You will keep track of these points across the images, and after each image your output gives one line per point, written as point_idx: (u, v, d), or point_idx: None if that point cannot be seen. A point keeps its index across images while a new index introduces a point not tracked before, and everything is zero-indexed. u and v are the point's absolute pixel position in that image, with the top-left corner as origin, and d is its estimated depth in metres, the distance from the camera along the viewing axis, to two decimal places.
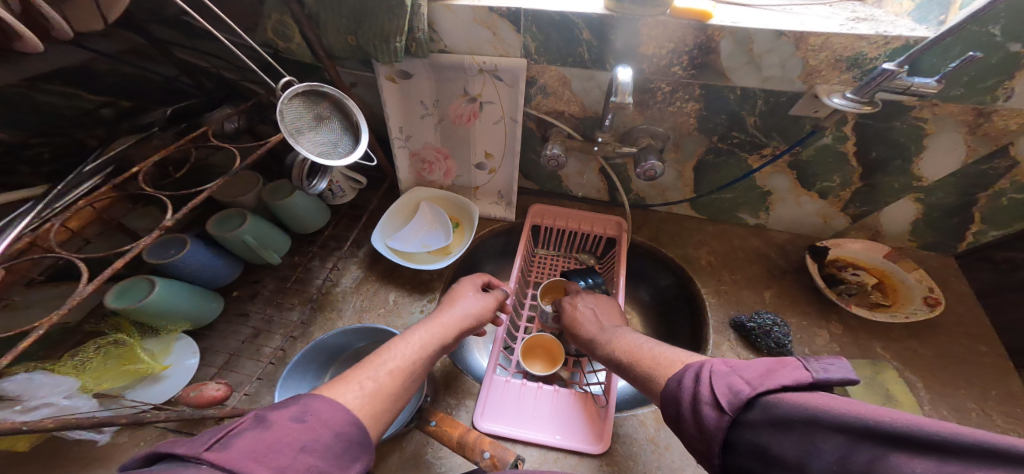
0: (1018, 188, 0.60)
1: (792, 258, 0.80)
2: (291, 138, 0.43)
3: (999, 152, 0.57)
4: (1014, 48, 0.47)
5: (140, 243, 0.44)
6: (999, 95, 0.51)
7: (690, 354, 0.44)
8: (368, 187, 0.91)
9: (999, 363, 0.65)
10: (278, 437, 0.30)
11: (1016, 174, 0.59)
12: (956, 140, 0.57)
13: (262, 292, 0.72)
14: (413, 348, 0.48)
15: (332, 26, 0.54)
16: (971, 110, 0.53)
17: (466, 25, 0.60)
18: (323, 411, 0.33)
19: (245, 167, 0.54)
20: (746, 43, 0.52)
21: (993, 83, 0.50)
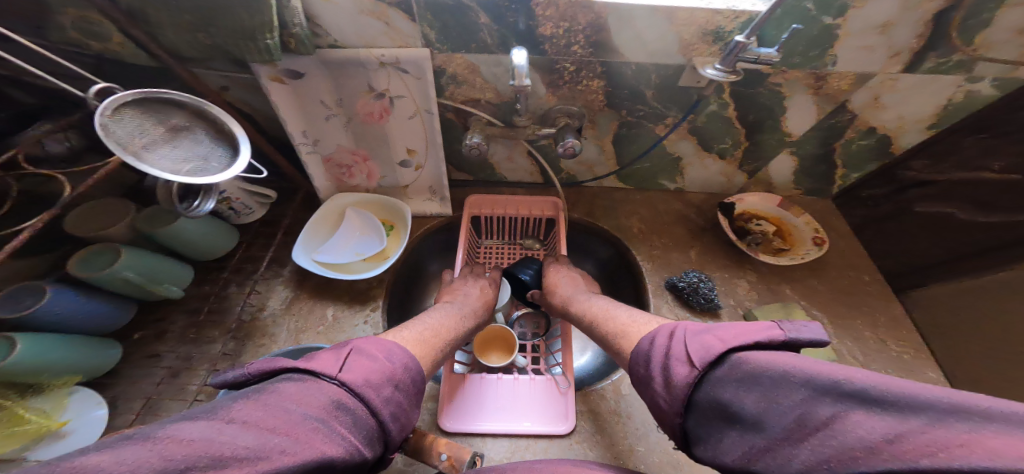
0: (861, 136, 0.70)
1: (709, 216, 0.86)
2: (133, 159, 0.36)
3: (840, 108, 0.65)
4: (826, 21, 0.52)
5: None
6: (826, 61, 0.57)
7: (645, 317, 0.53)
8: (282, 200, 0.83)
9: (876, 285, 0.77)
10: (380, 371, 0.39)
11: (856, 125, 0.68)
12: (808, 105, 0.65)
13: (174, 329, 0.65)
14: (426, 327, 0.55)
15: (175, 23, 0.48)
16: (809, 76, 0.60)
17: (351, 16, 0.54)
18: (401, 357, 0.43)
19: (80, 194, 0.46)
20: (629, 21, 0.53)
21: (819, 53, 0.56)
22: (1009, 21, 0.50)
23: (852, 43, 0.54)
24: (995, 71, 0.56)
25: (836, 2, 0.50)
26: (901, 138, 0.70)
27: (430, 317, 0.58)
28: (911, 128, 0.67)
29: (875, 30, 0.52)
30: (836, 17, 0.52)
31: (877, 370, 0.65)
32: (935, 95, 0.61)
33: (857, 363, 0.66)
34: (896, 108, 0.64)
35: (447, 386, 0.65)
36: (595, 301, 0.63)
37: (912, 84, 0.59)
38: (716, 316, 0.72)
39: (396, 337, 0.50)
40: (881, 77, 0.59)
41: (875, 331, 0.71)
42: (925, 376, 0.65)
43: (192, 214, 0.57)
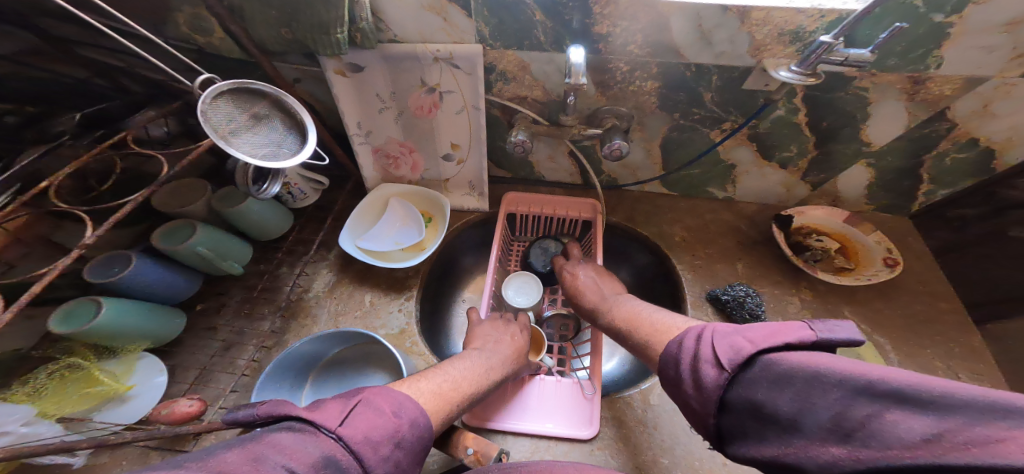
0: (959, 148, 0.63)
1: (760, 229, 0.81)
2: (222, 141, 0.40)
3: (936, 117, 0.58)
4: (939, 18, 0.47)
5: (59, 264, 0.41)
6: (930, 63, 0.51)
7: (683, 320, 0.48)
8: (333, 187, 0.88)
9: (951, 315, 0.69)
10: (384, 428, 0.35)
11: (956, 136, 0.61)
12: (898, 108, 0.58)
13: (230, 304, 0.70)
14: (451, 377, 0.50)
15: (259, 20, 0.51)
16: (906, 79, 0.54)
17: (413, 11, 0.56)
18: (412, 411, 0.39)
19: (175, 173, 0.51)
20: (695, 20, 0.51)
21: (924, 53, 0.51)
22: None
23: (968, 43, 0.49)
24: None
25: (954, 0, 0.45)
26: (1002, 155, 0.62)
27: (467, 363, 0.55)
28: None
29: (999, 28, 0.47)
30: (956, 14, 0.46)
31: None
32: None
33: None
34: (1008, 118, 0.57)
35: None
36: (629, 304, 0.59)
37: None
38: None
39: (430, 381, 0.47)
40: (1000, 79, 0.52)
41: (947, 365, 0.64)
42: None
43: (260, 196, 0.63)
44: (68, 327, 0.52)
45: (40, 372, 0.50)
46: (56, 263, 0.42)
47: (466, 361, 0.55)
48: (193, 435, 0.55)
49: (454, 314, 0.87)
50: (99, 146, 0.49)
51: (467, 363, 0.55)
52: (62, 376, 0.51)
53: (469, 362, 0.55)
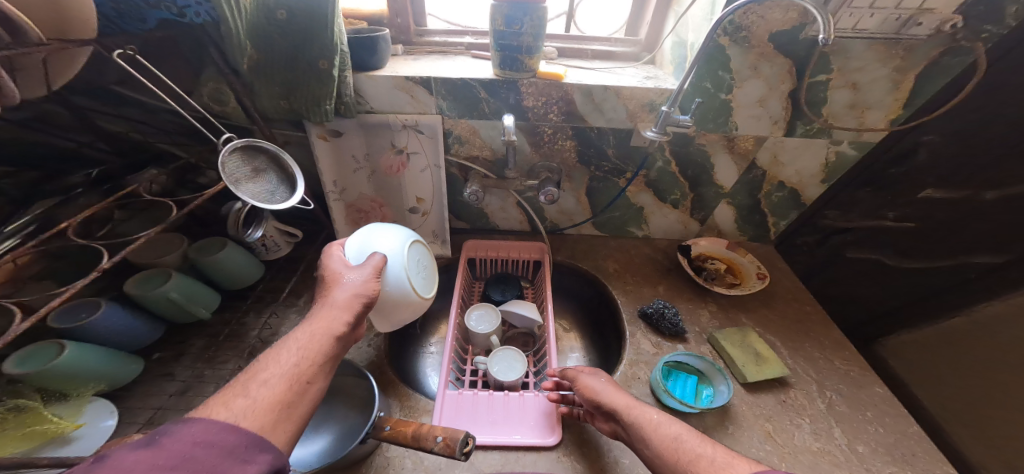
0: (776, 188, 0.88)
1: (672, 258, 1.00)
2: (232, 186, 0.50)
3: (754, 166, 0.84)
4: (724, 97, 0.72)
5: (77, 285, 0.45)
6: (731, 126, 0.76)
7: (727, 452, 0.48)
8: (304, 241, 0.95)
9: (818, 314, 0.88)
10: (132, 463, 0.30)
11: (769, 179, 0.86)
12: (730, 161, 0.83)
13: (191, 351, 0.70)
14: (296, 354, 0.45)
15: (265, 95, 0.64)
16: (723, 137, 0.79)
17: (388, 90, 0.73)
18: (189, 432, 0.34)
19: (180, 217, 0.59)
20: (590, 96, 0.73)
21: (725, 119, 0.75)
22: (839, 100, 0.71)
23: (746, 113, 0.74)
24: (849, 137, 0.76)
25: (725, 83, 0.71)
26: (808, 191, 0.88)
27: (289, 350, 0.45)
28: (811, 181, 0.86)
29: (757, 104, 0.73)
30: (729, 93, 0.72)
31: (830, 388, 0.73)
32: (816, 155, 0.80)
33: (812, 381, 0.75)
34: (793, 165, 0.83)
35: (440, 401, 0.70)
36: (660, 419, 0.55)
37: (796, 145, 0.79)
38: (684, 340, 0.81)
39: (256, 396, 0.40)
40: (774, 138, 0.78)
41: (823, 352, 0.80)
42: (877, 395, 0.73)
43: (244, 239, 0.80)
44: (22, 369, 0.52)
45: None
46: (73, 285, 0.47)
47: (290, 344, 0.46)
48: None
49: (423, 353, 0.92)
50: (111, 197, 0.57)
51: (302, 342, 0.46)
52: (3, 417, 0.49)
53: (293, 350, 0.45)
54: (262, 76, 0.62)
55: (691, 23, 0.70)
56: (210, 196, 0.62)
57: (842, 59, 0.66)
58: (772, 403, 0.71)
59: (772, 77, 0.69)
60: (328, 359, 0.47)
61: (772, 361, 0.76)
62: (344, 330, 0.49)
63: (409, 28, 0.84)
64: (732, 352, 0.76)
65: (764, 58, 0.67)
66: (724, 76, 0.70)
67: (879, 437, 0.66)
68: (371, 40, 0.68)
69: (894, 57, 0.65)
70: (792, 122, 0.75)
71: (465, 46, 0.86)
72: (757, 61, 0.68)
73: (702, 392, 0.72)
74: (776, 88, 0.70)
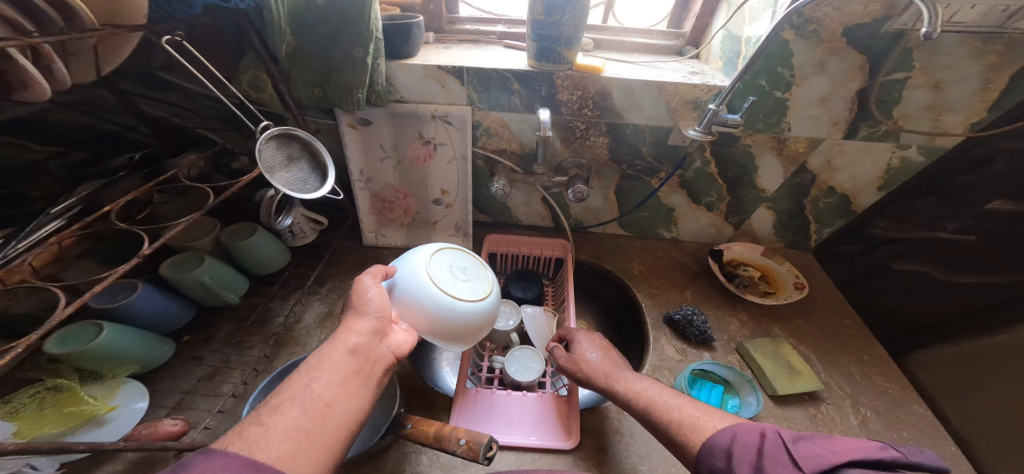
0: (825, 195, 0.84)
1: (701, 262, 0.96)
2: (267, 174, 0.49)
3: (801, 169, 0.79)
4: (778, 95, 0.68)
5: (120, 269, 0.45)
6: (783, 127, 0.72)
7: (710, 412, 0.47)
8: (328, 229, 0.96)
9: (859, 329, 0.83)
10: None
11: (819, 184, 0.82)
12: (775, 163, 0.79)
13: (218, 335, 0.71)
14: (317, 374, 0.42)
15: (298, 82, 0.63)
16: (773, 138, 0.74)
17: (418, 79, 0.71)
18: (203, 468, 0.31)
19: (218, 203, 0.58)
20: (629, 92, 0.69)
21: (777, 120, 0.71)
22: (915, 100, 0.66)
23: (802, 112, 0.69)
24: (918, 141, 0.72)
25: (783, 81, 0.66)
26: (861, 198, 0.83)
27: (313, 370, 0.42)
28: (866, 188, 0.81)
29: (817, 102, 0.68)
30: (786, 91, 0.67)
31: (867, 405, 0.70)
32: (876, 160, 0.76)
33: (847, 397, 0.71)
34: (848, 170, 0.78)
35: (458, 394, 0.71)
36: (637, 380, 0.55)
37: (854, 148, 0.74)
38: (712, 349, 0.78)
39: (273, 424, 0.36)
40: (830, 141, 0.73)
41: (862, 368, 0.76)
42: (916, 413, 0.68)
43: (273, 225, 0.78)
44: (60, 348, 0.54)
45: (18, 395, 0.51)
46: (116, 269, 0.46)
47: (313, 364, 0.43)
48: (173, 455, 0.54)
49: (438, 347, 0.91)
50: (151, 182, 0.57)
51: (320, 361, 0.43)
52: (42, 396, 0.52)
53: (313, 371, 0.42)
54: (297, 62, 0.61)
55: (747, 15, 0.65)
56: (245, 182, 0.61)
57: (928, 55, 0.61)
58: (802, 417, 0.67)
59: (839, 74, 0.65)
60: (352, 377, 0.43)
61: (806, 374, 0.72)
62: (364, 344, 0.46)
63: (442, 16, 0.82)
64: (764, 364, 0.73)
65: (832, 53, 0.62)
66: (783, 72, 0.65)
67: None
68: (407, 27, 0.66)
69: (990, 54, 0.60)
70: (855, 124, 0.70)
71: (498, 36, 0.83)
72: (824, 57, 0.63)
73: (727, 402, 0.69)
74: (844, 86, 0.66)
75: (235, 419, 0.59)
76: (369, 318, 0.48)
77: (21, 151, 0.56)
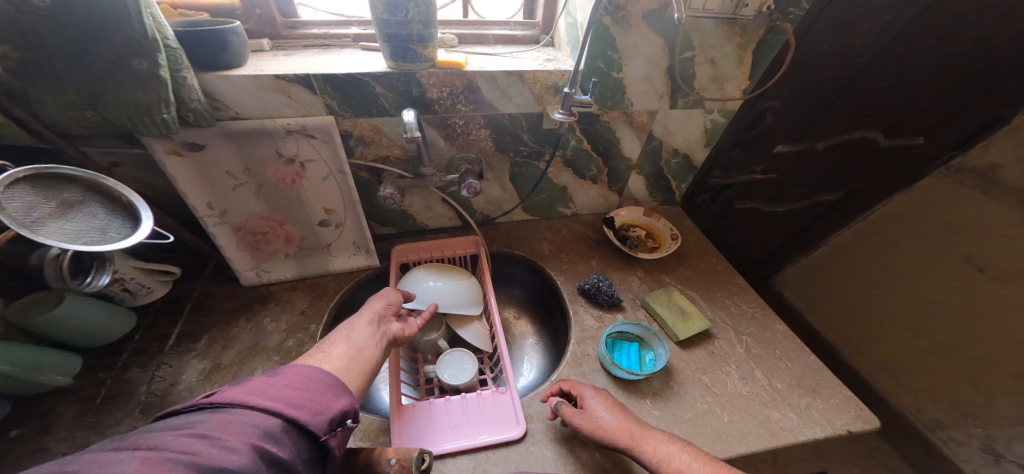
0: (672, 155, 0.94)
1: (601, 231, 1.03)
2: (25, 232, 0.38)
3: (652, 138, 0.88)
4: (615, 76, 0.74)
5: None
6: (627, 103, 0.79)
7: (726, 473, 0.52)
8: (193, 279, 0.81)
9: (723, 265, 0.97)
10: (262, 385, 0.39)
11: (664, 147, 0.91)
12: (630, 134, 0.86)
13: (63, 420, 0.56)
14: (355, 327, 0.54)
15: (55, 104, 0.51)
16: (623, 114, 0.81)
17: (252, 92, 0.62)
18: (299, 369, 0.43)
19: None
20: (495, 82, 0.69)
21: (620, 97, 0.77)
22: (703, 75, 0.77)
23: (637, 89, 0.77)
24: (717, 106, 0.85)
25: (613, 62, 0.72)
26: (696, 155, 0.95)
27: (354, 324, 0.54)
28: (696, 146, 0.93)
29: (643, 80, 0.76)
30: (619, 72, 0.73)
31: (746, 333, 0.82)
32: (696, 122, 0.87)
33: (731, 329, 0.82)
34: (681, 133, 0.89)
35: (394, 418, 0.66)
36: (660, 439, 0.57)
37: (678, 116, 0.84)
38: (622, 309, 0.85)
39: (330, 354, 0.49)
40: (662, 111, 0.83)
41: (734, 298, 0.89)
42: (779, 332, 0.83)
43: (83, 289, 0.62)
44: None
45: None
46: None
47: (349, 324, 0.54)
48: None
49: None
50: None
51: (354, 322, 0.55)
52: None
53: (353, 325, 0.54)
54: (50, 80, 0.49)
55: (578, 4, 0.69)
56: (0, 244, 0.46)
57: (699, 37, 0.71)
58: (703, 355, 0.77)
59: (648, 54, 0.72)
60: (378, 336, 0.54)
61: (695, 316, 0.81)
62: (377, 316, 0.57)
63: (275, 20, 0.72)
64: (665, 313, 0.81)
65: (641, 37, 0.69)
66: (612, 56, 0.71)
67: (793, 372, 0.75)
68: (196, 37, 0.56)
69: (735, 36, 0.73)
70: (672, 97, 0.80)
71: (352, 38, 0.77)
72: (636, 40, 0.70)
73: (645, 358, 0.76)
74: (656, 64, 0.74)
75: None
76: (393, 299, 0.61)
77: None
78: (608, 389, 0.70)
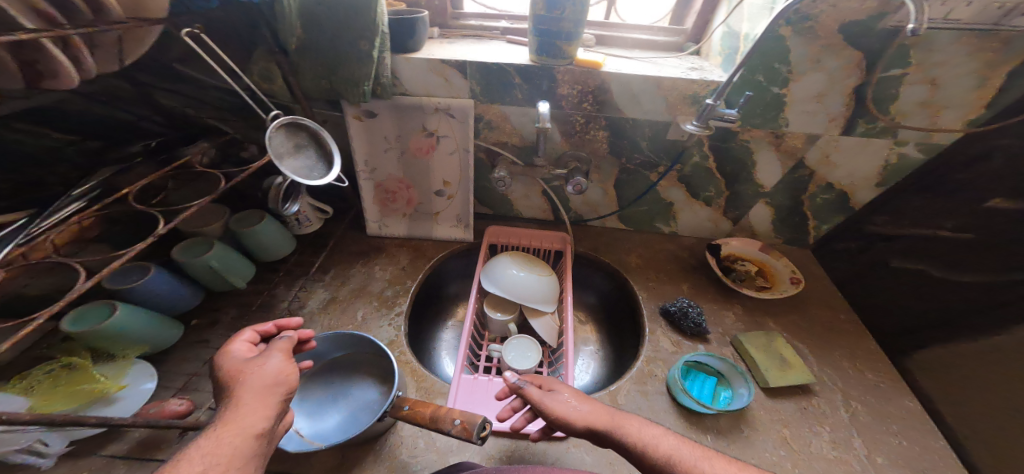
0: (822, 191, 0.85)
1: (699, 257, 0.97)
2: (276, 159, 0.52)
3: (800, 165, 0.81)
4: (776, 91, 0.70)
5: (133, 249, 0.48)
6: (782, 122, 0.74)
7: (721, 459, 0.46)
8: (333, 218, 0.98)
9: (851, 323, 0.84)
10: None
11: (816, 181, 0.83)
12: (773, 158, 0.81)
13: (224, 319, 0.74)
14: (210, 440, 0.36)
15: (307, 74, 0.66)
16: (770, 134, 0.77)
17: (422, 72, 0.73)
18: None
19: (227, 188, 0.61)
20: (628, 86, 0.71)
21: (775, 115, 0.73)
22: (912, 97, 0.67)
23: (798, 108, 0.72)
24: (916, 138, 0.73)
25: (780, 76, 0.69)
26: (857, 195, 0.84)
27: (210, 431, 0.37)
28: (863, 184, 0.82)
29: (813, 99, 0.70)
30: (782, 87, 0.70)
31: (858, 399, 0.71)
32: (874, 156, 0.77)
33: (839, 391, 0.72)
34: (845, 166, 0.79)
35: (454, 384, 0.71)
36: (638, 424, 0.51)
37: (851, 144, 0.75)
38: (706, 341, 0.80)
39: None
40: (827, 137, 0.75)
41: (852, 361, 0.77)
42: (907, 408, 0.70)
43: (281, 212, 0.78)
44: (76, 326, 0.57)
45: (37, 370, 0.56)
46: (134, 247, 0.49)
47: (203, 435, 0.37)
48: (175, 438, 0.56)
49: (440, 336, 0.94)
50: (166, 168, 0.59)
51: (213, 430, 0.38)
52: (57, 373, 0.56)
53: (209, 435, 0.37)
54: (306, 53, 0.63)
55: (744, 14, 0.67)
56: (255, 168, 0.62)
57: (925, 52, 0.63)
58: (793, 409, 0.69)
59: (834, 70, 0.67)
60: (253, 442, 0.38)
61: (797, 367, 0.73)
62: (270, 388, 0.43)
63: (446, 11, 0.83)
64: (758, 357, 0.74)
65: (827, 51, 0.65)
66: (779, 69, 0.68)
67: (903, 451, 0.64)
68: (405, 24, 0.68)
69: (986, 51, 0.61)
70: (853, 120, 0.72)
71: (500, 31, 0.84)
72: (819, 54, 0.65)
73: (719, 394, 0.71)
74: (840, 81, 0.68)
75: None
76: (265, 382, 0.43)
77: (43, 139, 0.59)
78: (668, 414, 0.67)
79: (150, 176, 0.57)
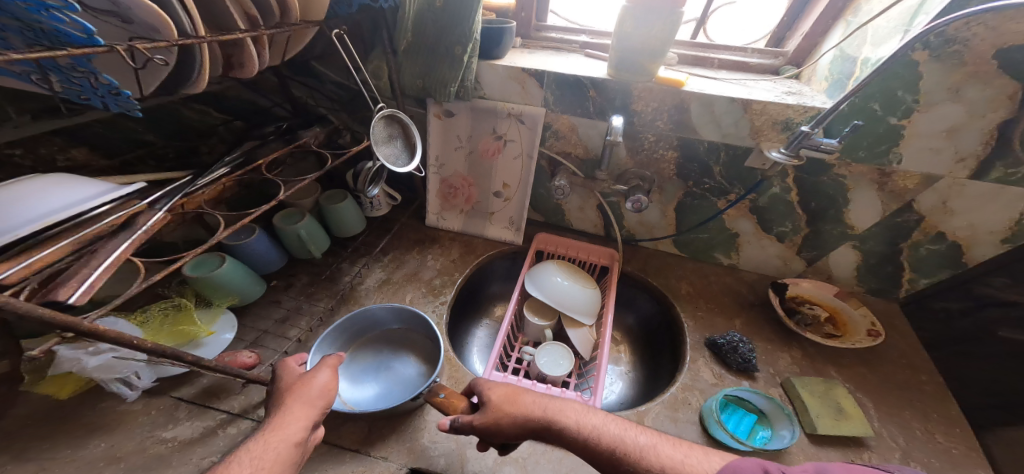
0: (930, 240, 0.77)
1: (760, 294, 0.92)
2: (374, 144, 0.58)
3: (907, 208, 0.74)
4: (893, 121, 0.65)
5: (260, 209, 0.56)
6: (892, 158, 0.69)
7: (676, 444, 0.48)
8: (400, 206, 1.06)
9: (936, 386, 0.74)
10: None
11: (925, 227, 0.75)
12: (872, 198, 0.75)
13: (296, 284, 0.82)
14: (260, 444, 0.42)
15: (409, 68, 0.72)
16: (875, 170, 0.71)
17: (502, 80, 0.78)
18: None
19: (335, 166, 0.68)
20: (709, 107, 0.70)
21: (885, 149, 0.68)
22: None
23: (920, 143, 0.66)
24: None
25: (902, 106, 0.64)
26: (974, 250, 0.74)
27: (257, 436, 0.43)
28: (985, 237, 0.72)
29: (942, 133, 0.64)
30: (903, 118, 0.65)
31: (920, 461, 0.63)
32: (1006, 208, 0.68)
33: (897, 449, 0.64)
34: (965, 216, 0.71)
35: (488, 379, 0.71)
36: (589, 413, 0.52)
37: (981, 190, 0.67)
38: (753, 379, 0.75)
39: None
40: (950, 178, 0.68)
41: (924, 423, 0.68)
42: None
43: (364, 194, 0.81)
44: (192, 271, 0.66)
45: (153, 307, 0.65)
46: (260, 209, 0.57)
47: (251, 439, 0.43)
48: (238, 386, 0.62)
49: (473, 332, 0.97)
50: (291, 145, 0.69)
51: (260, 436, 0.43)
52: (167, 311, 0.65)
53: (255, 440, 0.43)
54: (414, 53, 0.71)
55: (868, 37, 0.64)
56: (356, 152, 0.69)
57: None
58: (837, 459, 0.63)
59: (978, 103, 0.60)
60: (298, 442, 0.44)
61: (856, 418, 0.67)
62: (309, 396, 0.48)
63: (530, 23, 0.88)
64: (812, 403, 0.68)
65: (972, 79, 0.59)
66: (904, 97, 0.63)
67: None
68: (501, 30, 0.73)
69: None
70: (986, 160, 0.64)
71: (580, 45, 0.87)
72: (961, 82, 0.60)
73: (757, 432, 0.66)
74: (976, 117, 0.61)
75: (295, 360, 0.68)
76: (307, 393, 0.48)
77: (205, 116, 0.77)
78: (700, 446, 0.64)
79: (280, 151, 0.66)
